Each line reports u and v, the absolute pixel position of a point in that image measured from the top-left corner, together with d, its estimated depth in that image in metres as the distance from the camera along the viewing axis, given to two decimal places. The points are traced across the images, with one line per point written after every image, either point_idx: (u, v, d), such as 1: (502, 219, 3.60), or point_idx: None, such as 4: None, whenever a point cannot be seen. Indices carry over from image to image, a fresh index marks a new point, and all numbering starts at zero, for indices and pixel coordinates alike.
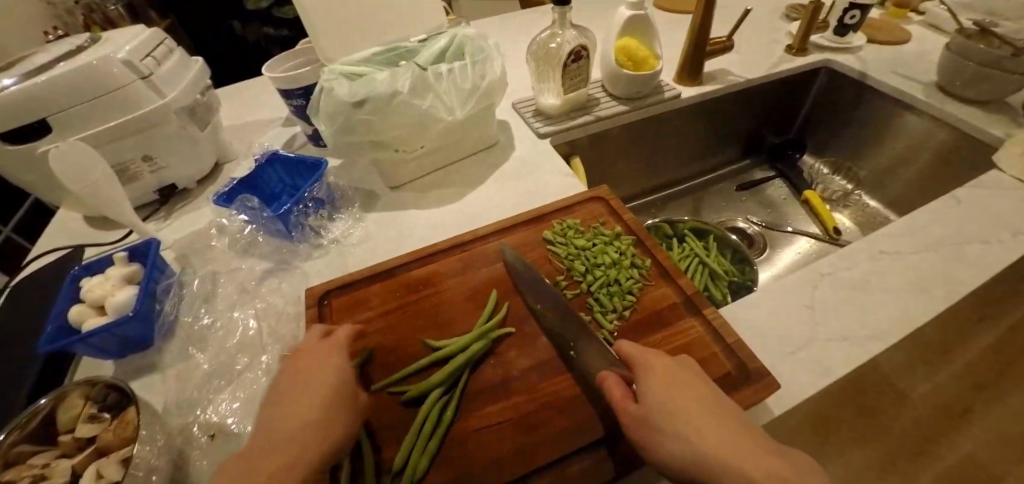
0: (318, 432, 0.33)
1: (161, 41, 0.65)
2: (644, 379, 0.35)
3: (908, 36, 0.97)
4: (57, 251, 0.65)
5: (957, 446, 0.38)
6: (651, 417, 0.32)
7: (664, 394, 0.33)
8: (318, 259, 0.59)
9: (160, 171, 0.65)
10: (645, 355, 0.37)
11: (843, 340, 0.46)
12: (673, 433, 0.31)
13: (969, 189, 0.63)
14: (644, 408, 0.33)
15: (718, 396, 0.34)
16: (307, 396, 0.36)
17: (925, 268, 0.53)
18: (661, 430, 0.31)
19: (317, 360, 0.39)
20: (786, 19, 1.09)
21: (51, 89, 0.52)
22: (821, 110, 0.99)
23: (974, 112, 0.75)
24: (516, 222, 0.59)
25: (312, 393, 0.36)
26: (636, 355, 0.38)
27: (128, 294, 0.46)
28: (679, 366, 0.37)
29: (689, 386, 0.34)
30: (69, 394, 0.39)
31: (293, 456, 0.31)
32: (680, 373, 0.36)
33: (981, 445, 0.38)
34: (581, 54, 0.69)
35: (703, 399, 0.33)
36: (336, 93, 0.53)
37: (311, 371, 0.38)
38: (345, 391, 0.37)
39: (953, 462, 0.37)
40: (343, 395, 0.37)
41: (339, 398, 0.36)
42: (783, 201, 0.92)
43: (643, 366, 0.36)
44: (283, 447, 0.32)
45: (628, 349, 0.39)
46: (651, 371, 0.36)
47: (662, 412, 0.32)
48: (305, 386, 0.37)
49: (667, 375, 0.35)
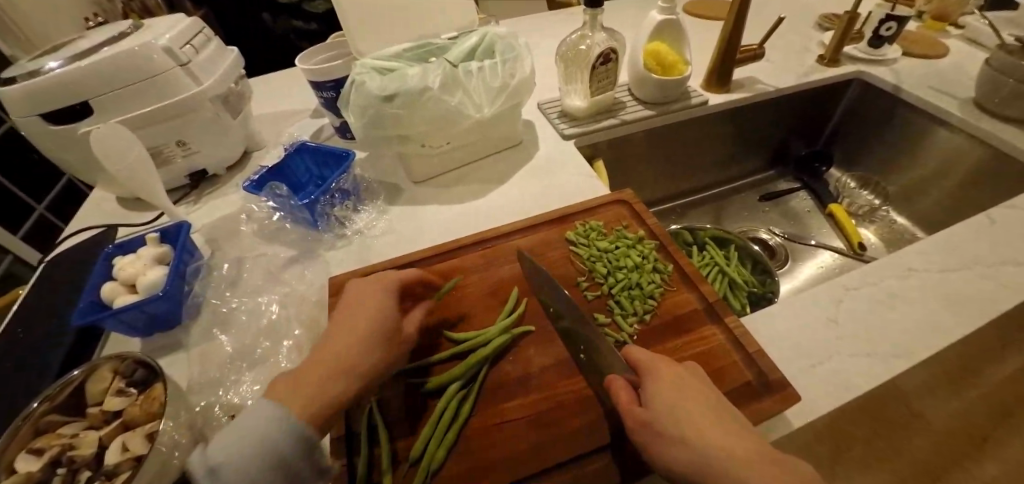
0: (358, 360, 0.36)
1: (200, 30, 0.67)
2: (651, 384, 0.35)
3: (946, 50, 0.94)
4: (91, 230, 0.67)
5: None
6: (656, 422, 0.32)
7: (671, 400, 0.33)
8: (341, 249, 0.59)
9: (192, 156, 0.67)
10: (653, 361, 0.37)
11: (870, 357, 0.45)
12: (678, 438, 0.30)
13: (1006, 210, 0.61)
14: (650, 412, 0.33)
15: (725, 406, 0.34)
16: (355, 327, 0.38)
17: (958, 288, 0.51)
18: (666, 435, 0.31)
19: (373, 295, 0.41)
20: (819, 29, 1.07)
21: (95, 73, 0.54)
22: (851, 123, 0.97)
23: (1014, 130, 0.73)
24: (539, 221, 0.59)
25: (353, 329, 0.37)
26: (644, 360, 0.37)
27: (160, 273, 0.47)
28: (687, 373, 0.36)
29: (697, 393, 0.34)
30: (99, 367, 0.41)
31: (331, 383, 0.34)
32: (687, 381, 0.35)
33: None
34: (609, 57, 0.68)
35: (711, 407, 0.33)
36: (367, 87, 0.53)
37: (359, 308, 0.39)
38: (387, 330, 0.39)
39: None
40: (385, 334, 0.38)
41: (382, 335, 0.38)
42: (807, 214, 0.91)
43: (651, 370, 0.36)
44: (323, 371, 0.34)
45: (636, 354, 0.38)
46: (658, 375, 0.35)
47: (668, 417, 0.32)
48: (356, 317, 0.39)
49: (675, 382, 0.35)
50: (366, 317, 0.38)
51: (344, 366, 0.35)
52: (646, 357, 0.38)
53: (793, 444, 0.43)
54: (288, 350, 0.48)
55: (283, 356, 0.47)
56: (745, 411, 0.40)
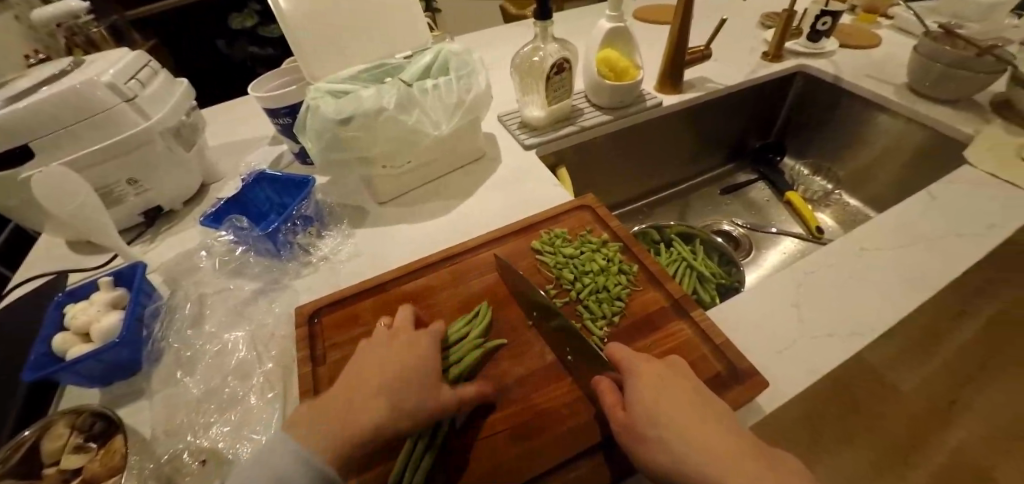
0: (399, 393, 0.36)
1: (145, 63, 0.65)
2: (632, 383, 0.36)
3: (877, 39, 1.01)
4: (39, 278, 0.63)
5: (942, 444, 0.41)
6: (638, 425, 0.33)
7: (652, 399, 0.34)
8: (309, 277, 0.58)
9: (145, 193, 0.65)
10: (636, 360, 0.37)
11: (830, 337, 0.47)
12: (658, 441, 0.31)
13: (944, 186, 0.65)
14: (631, 415, 0.34)
15: (705, 397, 0.35)
16: (389, 364, 0.39)
17: (905, 263, 0.54)
18: (648, 438, 0.32)
19: (407, 337, 0.42)
20: (761, 27, 1.12)
21: (33, 115, 0.51)
22: (798, 114, 1.02)
23: (945, 110, 0.78)
24: (505, 232, 0.59)
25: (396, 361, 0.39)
26: (626, 359, 0.38)
27: (115, 319, 0.45)
28: (668, 370, 0.37)
29: (677, 389, 0.34)
30: (54, 424, 0.38)
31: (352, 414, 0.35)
32: (667, 376, 0.36)
33: (965, 441, 0.41)
34: (563, 66, 0.71)
35: (691, 403, 0.33)
36: (322, 111, 0.53)
37: (404, 346, 0.41)
38: (419, 371, 0.39)
39: (936, 459, 0.40)
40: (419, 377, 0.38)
41: (411, 378, 0.38)
42: (767, 203, 0.94)
43: (632, 370, 0.37)
44: (358, 408, 0.35)
45: (618, 352, 0.39)
46: (640, 374, 0.36)
47: (649, 419, 0.32)
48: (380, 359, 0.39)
49: (656, 380, 0.35)
50: (397, 359, 0.39)
51: (380, 407, 0.35)
52: (627, 353, 0.39)
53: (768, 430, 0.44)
54: (259, 386, 0.47)
55: (255, 393, 0.46)
56: None
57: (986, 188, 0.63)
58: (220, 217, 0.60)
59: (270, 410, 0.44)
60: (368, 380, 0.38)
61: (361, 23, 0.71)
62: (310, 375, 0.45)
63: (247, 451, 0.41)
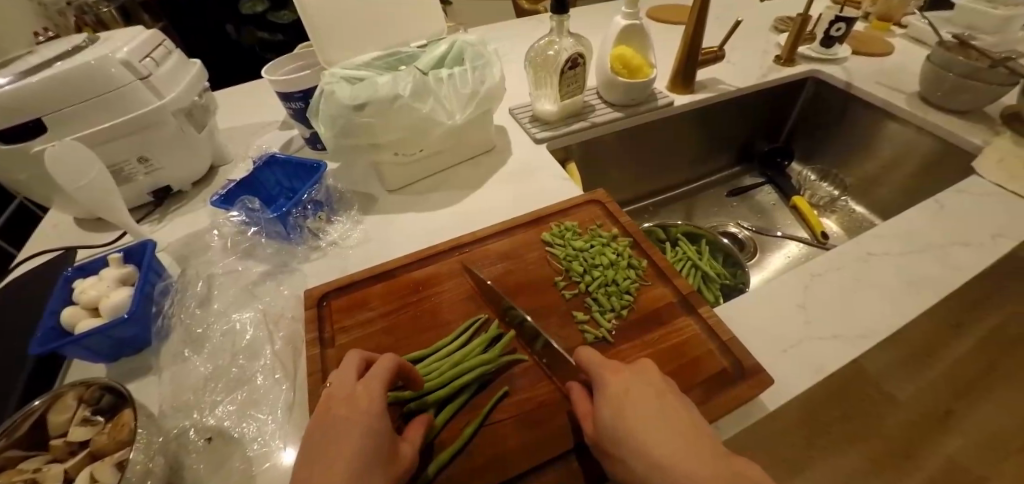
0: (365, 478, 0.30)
1: (159, 42, 0.65)
2: (599, 396, 0.35)
3: (890, 47, 1.01)
4: (48, 253, 0.64)
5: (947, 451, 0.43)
6: (604, 441, 0.33)
7: (615, 415, 0.33)
8: (317, 261, 0.59)
9: (155, 173, 0.65)
10: (602, 368, 0.37)
11: (834, 339, 0.48)
12: (622, 458, 0.31)
13: (953, 195, 0.65)
14: (598, 429, 0.34)
15: (675, 406, 0.34)
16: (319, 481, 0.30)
17: (914, 270, 0.54)
18: (615, 454, 0.32)
19: (350, 413, 0.34)
20: (775, 31, 1.12)
21: (48, 89, 0.51)
22: (808, 119, 1.02)
23: (956, 120, 0.78)
24: (515, 224, 0.60)
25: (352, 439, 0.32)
26: (592, 366, 0.37)
27: (124, 295, 0.45)
28: (636, 376, 0.36)
29: (642, 400, 0.33)
30: (63, 395, 0.38)
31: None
32: (634, 386, 0.35)
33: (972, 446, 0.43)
34: (577, 61, 0.70)
35: (656, 415, 0.33)
36: (337, 96, 0.53)
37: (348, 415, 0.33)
38: (375, 439, 0.33)
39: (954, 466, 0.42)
40: (379, 450, 0.32)
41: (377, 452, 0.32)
42: (773, 207, 0.94)
43: (597, 382, 0.36)
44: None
45: (586, 358, 0.38)
46: (604, 384, 0.35)
47: (611, 436, 0.32)
48: (348, 431, 0.32)
49: (620, 392, 0.34)
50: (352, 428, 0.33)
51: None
52: (595, 361, 0.38)
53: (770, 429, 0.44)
54: (266, 367, 0.47)
55: (263, 373, 0.46)
56: (720, 400, 0.41)
57: (995, 199, 0.63)
58: (230, 198, 0.61)
59: (276, 391, 0.45)
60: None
61: (384, 7, 0.71)
62: (318, 357, 0.45)
63: (253, 430, 0.42)
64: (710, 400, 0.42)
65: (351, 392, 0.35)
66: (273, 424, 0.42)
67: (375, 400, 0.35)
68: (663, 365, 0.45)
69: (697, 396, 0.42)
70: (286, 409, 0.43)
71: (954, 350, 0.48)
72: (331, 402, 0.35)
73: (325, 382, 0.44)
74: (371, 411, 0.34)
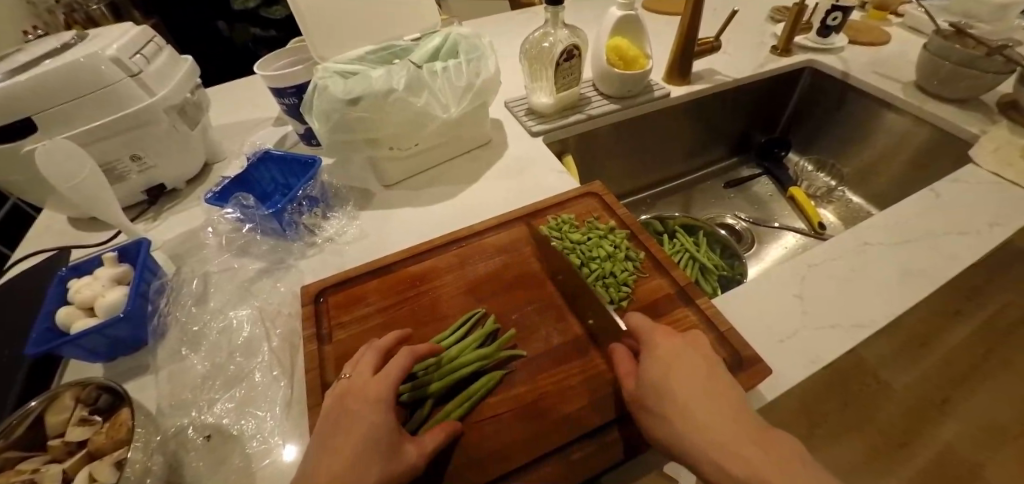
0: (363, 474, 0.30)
1: (149, 38, 0.64)
2: (647, 355, 0.36)
3: (887, 36, 1.00)
4: (42, 253, 0.63)
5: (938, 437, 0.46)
6: (644, 394, 0.34)
7: (660, 372, 0.34)
8: (313, 257, 0.58)
9: (149, 171, 0.64)
10: (653, 333, 0.38)
11: (832, 328, 0.48)
12: (661, 410, 0.32)
13: (949, 184, 0.65)
14: (638, 385, 0.35)
15: (719, 377, 0.34)
16: (346, 447, 0.32)
17: (911, 259, 0.54)
18: (652, 412, 0.33)
19: (360, 407, 0.34)
20: (771, 21, 1.11)
21: (37, 87, 0.51)
22: (805, 110, 1.02)
23: (953, 110, 0.78)
24: (512, 217, 0.59)
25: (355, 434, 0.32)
26: (644, 331, 0.38)
27: (120, 294, 0.45)
28: (685, 345, 0.36)
29: (687, 366, 0.34)
30: (60, 395, 0.38)
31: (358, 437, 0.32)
32: (682, 354, 0.35)
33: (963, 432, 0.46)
34: (572, 53, 0.70)
35: (701, 379, 0.33)
36: (331, 90, 0.52)
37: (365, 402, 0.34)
38: (377, 437, 0.32)
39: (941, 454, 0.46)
40: (379, 447, 0.32)
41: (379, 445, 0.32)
42: (770, 198, 0.94)
43: (647, 344, 0.37)
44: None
45: (638, 323, 0.39)
46: (651, 347, 0.37)
47: (653, 389, 0.33)
48: (353, 422, 0.33)
49: (670, 354, 0.35)
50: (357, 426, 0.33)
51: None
52: (648, 326, 0.39)
53: (768, 418, 0.44)
54: (264, 364, 0.47)
55: (261, 370, 0.46)
56: None
57: (992, 188, 0.63)
58: (225, 195, 0.60)
59: (275, 388, 0.45)
60: (330, 464, 0.31)
61: (384, 6, 0.72)
62: (316, 353, 0.45)
63: (252, 427, 0.41)
64: None
65: (364, 384, 0.36)
66: (272, 421, 0.42)
67: (383, 399, 0.35)
68: None
69: None
70: (284, 406, 0.43)
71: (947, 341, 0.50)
72: (347, 391, 0.36)
73: (324, 378, 0.44)
74: (379, 408, 0.34)
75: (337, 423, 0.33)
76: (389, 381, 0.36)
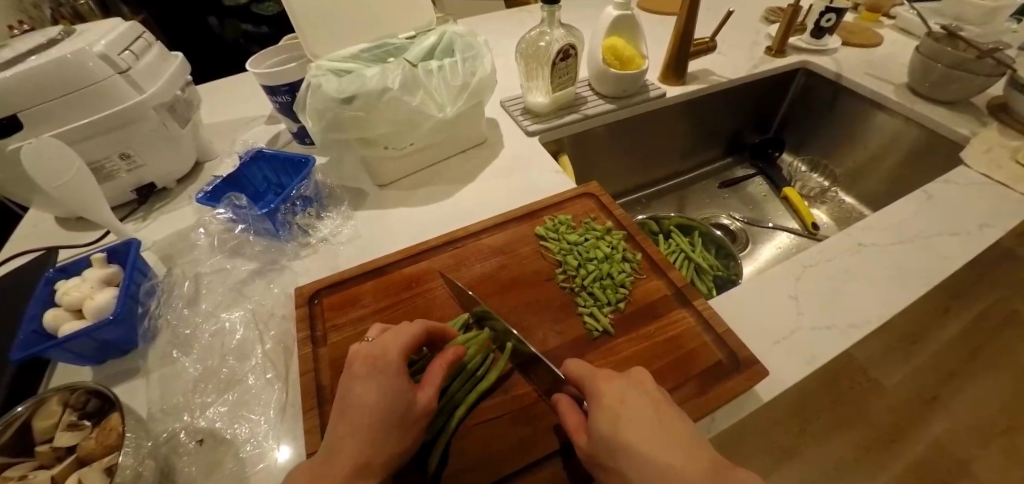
0: (382, 438, 0.32)
1: (139, 35, 0.63)
2: (593, 408, 0.34)
3: (880, 39, 1.01)
4: (29, 253, 0.62)
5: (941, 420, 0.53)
6: (599, 453, 0.32)
7: (609, 428, 0.32)
8: (308, 258, 0.58)
9: (138, 169, 0.63)
10: (596, 378, 0.36)
11: (828, 329, 0.48)
12: (618, 470, 0.30)
13: (941, 185, 0.65)
14: (592, 443, 0.33)
15: (669, 414, 0.33)
16: (359, 415, 0.33)
17: (902, 259, 0.55)
18: (611, 467, 0.31)
19: (367, 375, 0.35)
20: (766, 22, 1.12)
21: (21, 85, 0.49)
22: (798, 111, 1.03)
23: (946, 112, 0.78)
24: (507, 219, 0.59)
25: (362, 404, 0.33)
26: (585, 378, 0.36)
27: (109, 296, 0.44)
28: (627, 385, 0.35)
29: (636, 408, 0.33)
30: (47, 401, 0.37)
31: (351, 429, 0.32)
32: (629, 396, 0.34)
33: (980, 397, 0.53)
34: (569, 53, 0.70)
35: (651, 425, 0.32)
36: (324, 89, 0.52)
37: (365, 375, 0.35)
38: (389, 411, 0.33)
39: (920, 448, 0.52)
40: (395, 412, 0.33)
41: (396, 408, 0.33)
42: (764, 198, 0.95)
43: (590, 392, 0.35)
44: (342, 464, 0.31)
45: (577, 370, 0.37)
46: (597, 396, 0.34)
47: (609, 448, 0.31)
48: (360, 394, 0.34)
49: (614, 402, 0.33)
50: (366, 388, 0.34)
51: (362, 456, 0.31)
52: (585, 371, 0.37)
53: (764, 417, 0.45)
54: (258, 368, 0.46)
55: (254, 373, 0.46)
56: (716, 392, 0.41)
57: (982, 190, 0.64)
58: (216, 195, 0.59)
59: (268, 391, 0.44)
60: (351, 430, 0.32)
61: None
62: (311, 356, 0.45)
63: (246, 431, 0.41)
64: (705, 392, 0.42)
65: (374, 349, 0.36)
66: (265, 425, 0.41)
67: (392, 367, 0.35)
68: (660, 357, 0.45)
69: (693, 387, 0.42)
70: (279, 409, 0.43)
71: (931, 343, 0.54)
72: (355, 359, 0.36)
73: (319, 381, 0.43)
74: (391, 377, 0.34)
75: (346, 398, 0.34)
76: (391, 346, 0.36)
